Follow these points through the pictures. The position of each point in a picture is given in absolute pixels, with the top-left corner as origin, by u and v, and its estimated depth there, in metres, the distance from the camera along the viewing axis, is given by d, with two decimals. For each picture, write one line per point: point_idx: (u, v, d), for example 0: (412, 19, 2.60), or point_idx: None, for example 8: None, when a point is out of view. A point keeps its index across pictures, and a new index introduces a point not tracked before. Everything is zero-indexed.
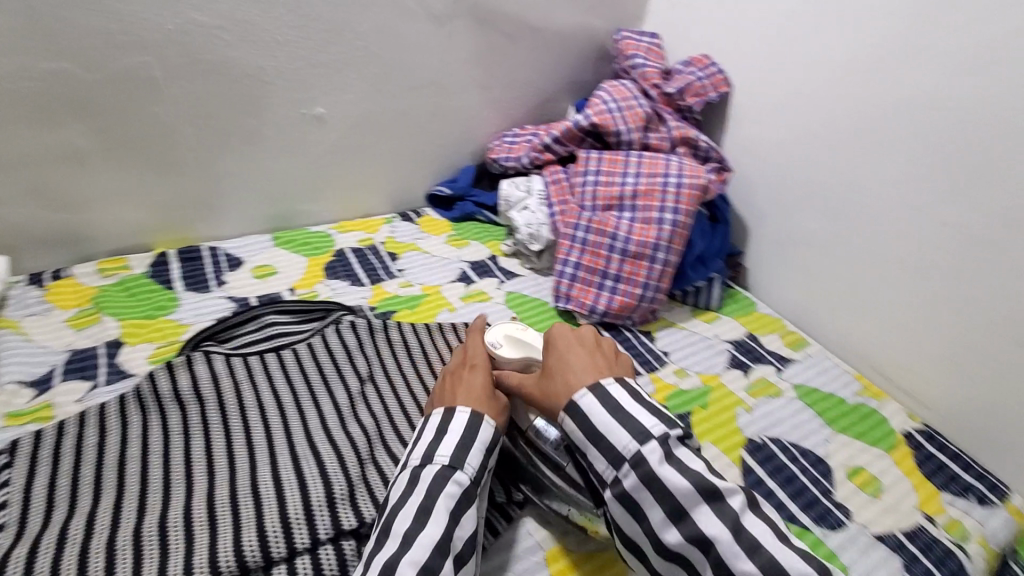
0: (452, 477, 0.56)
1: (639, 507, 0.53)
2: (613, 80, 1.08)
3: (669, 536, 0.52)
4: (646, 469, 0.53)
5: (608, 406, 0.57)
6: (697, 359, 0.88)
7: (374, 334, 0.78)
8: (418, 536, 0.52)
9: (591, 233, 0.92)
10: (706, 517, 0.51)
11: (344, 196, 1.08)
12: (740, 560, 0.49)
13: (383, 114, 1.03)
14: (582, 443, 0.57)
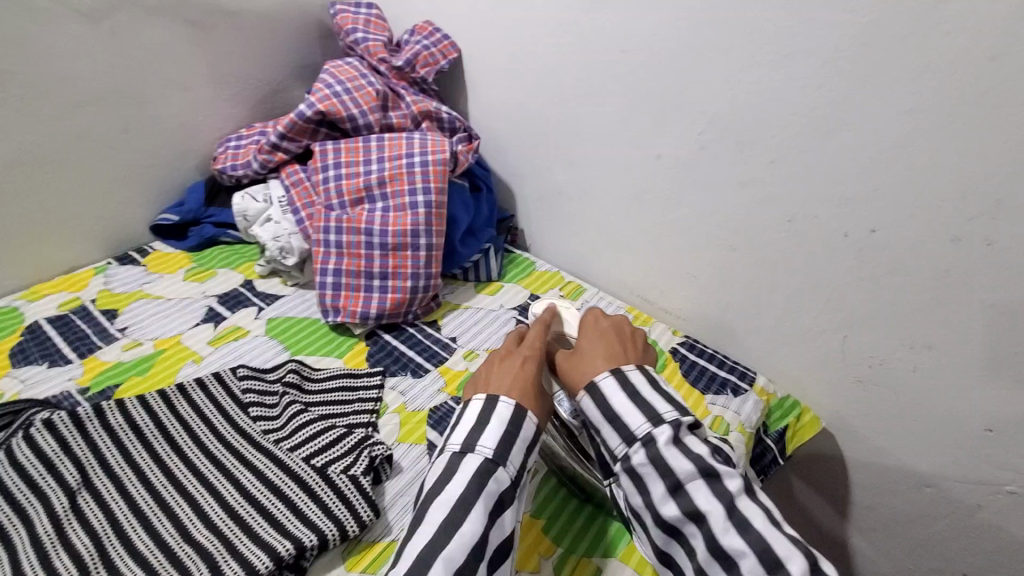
0: (498, 477, 0.51)
1: (647, 487, 0.51)
2: (335, 60, 0.97)
3: (667, 513, 0.50)
4: (653, 449, 0.51)
5: (631, 388, 0.54)
6: (484, 335, 0.86)
7: (82, 427, 0.63)
8: (449, 537, 0.47)
9: (344, 233, 0.83)
10: (709, 501, 0.49)
11: (26, 253, 0.86)
12: (729, 536, 0.47)
13: (46, 143, 0.82)
14: (596, 422, 0.55)
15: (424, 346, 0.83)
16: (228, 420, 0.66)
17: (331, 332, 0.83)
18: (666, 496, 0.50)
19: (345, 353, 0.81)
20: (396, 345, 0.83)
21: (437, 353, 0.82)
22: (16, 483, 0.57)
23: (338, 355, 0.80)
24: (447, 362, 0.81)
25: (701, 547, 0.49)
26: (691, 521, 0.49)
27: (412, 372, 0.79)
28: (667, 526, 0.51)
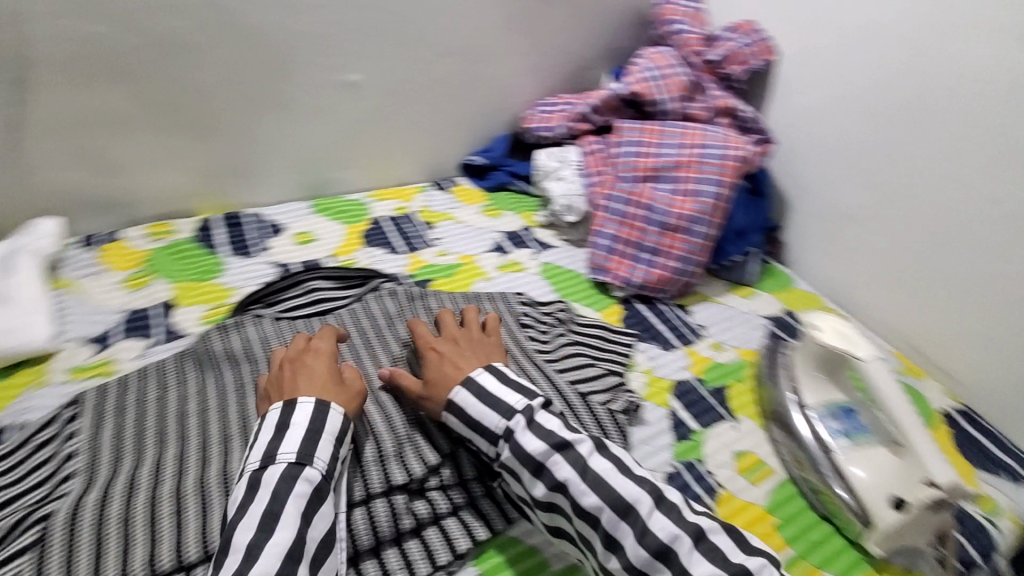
0: (305, 475, 0.52)
1: (519, 477, 0.57)
2: (652, 47, 1.04)
3: (538, 493, 0.56)
4: (513, 440, 0.57)
5: (479, 388, 0.60)
6: (733, 334, 0.88)
7: (413, 301, 0.81)
8: (264, 547, 0.47)
9: (629, 205, 0.91)
10: (566, 470, 0.55)
11: (377, 163, 1.08)
12: (586, 496, 0.53)
13: (418, 82, 1.02)
14: (463, 431, 0.60)
15: (674, 325, 0.88)
16: (513, 330, 0.78)
17: (593, 287, 0.92)
18: (533, 479, 0.56)
19: (603, 308, 0.89)
20: (649, 315, 0.88)
21: (687, 335, 0.86)
22: (370, 326, 0.76)
23: (596, 309, 0.88)
24: (695, 346, 0.85)
25: (567, 513, 0.55)
26: (558, 493, 0.55)
27: (662, 343, 0.84)
28: (542, 501, 0.56)
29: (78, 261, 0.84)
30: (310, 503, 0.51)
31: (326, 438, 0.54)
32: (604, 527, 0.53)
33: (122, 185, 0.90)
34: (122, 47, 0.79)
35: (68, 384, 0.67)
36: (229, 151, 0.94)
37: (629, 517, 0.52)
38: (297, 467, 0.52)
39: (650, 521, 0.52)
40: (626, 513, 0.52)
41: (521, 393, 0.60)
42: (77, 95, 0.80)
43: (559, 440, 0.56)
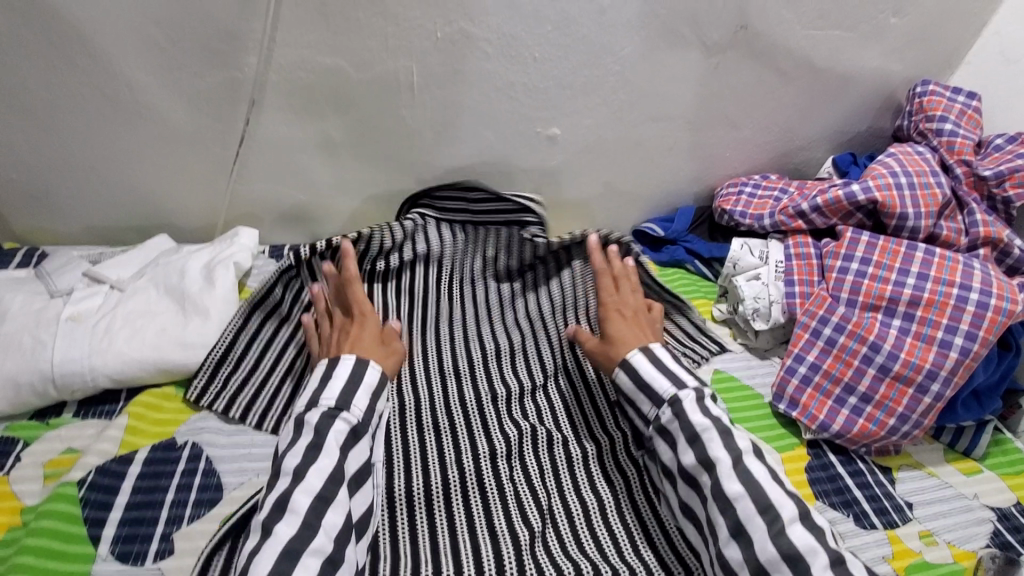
0: (341, 418, 0.59)
1: (673, 441, 0.61)
2: (903, 145, 0.87)
3: (686, 461, 0.59)
4: (679, 408, 0.61)
5: (661, 362, 0.66)
6: (949, 523, 0.71)
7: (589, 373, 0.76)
8: (309, 468, 0.54)
9: (843, 333, 0.76)
10: (721, 451, 0.57)
11: (552, 217, 1.03)
12: (730, 483, 0.55)
13: (617, 144, 0.94)
14: (631, 392, 0.66)
15: (874, 495, 0.72)
16: None
17: (776, 419, 0.78)
18: (685, 446, 0.59)
19: (785, 449, 0.75)
20: (842, 472, 0.74)
21: (890, 514, 0.70)
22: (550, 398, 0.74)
23: (777, 448, 0.75)
24: (899, 530, 0.69)
25: (704, 491, 0.57)
26: (705, 470, 0.57)
27: (855, 517, 0.70)
28: (688, 473, 0.59)
29: (263, 273, 0.88)
30: (344, 444, 0.58)
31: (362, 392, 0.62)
32: (736, 514, 0.54)
33: (315, 203, 0.94)
34: (349, 80, 0.80)
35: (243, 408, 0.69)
36: (416, 185, 0.94)
37: (766, 517, 0.53)
38: (334, 412, 0.59)
39: (786, 526, 0.52)
40: (767, 513, 0.53)
41: (677, 382, 0.64)
42: (300, 119, 0.83)
43: (719, 431, 0.58)
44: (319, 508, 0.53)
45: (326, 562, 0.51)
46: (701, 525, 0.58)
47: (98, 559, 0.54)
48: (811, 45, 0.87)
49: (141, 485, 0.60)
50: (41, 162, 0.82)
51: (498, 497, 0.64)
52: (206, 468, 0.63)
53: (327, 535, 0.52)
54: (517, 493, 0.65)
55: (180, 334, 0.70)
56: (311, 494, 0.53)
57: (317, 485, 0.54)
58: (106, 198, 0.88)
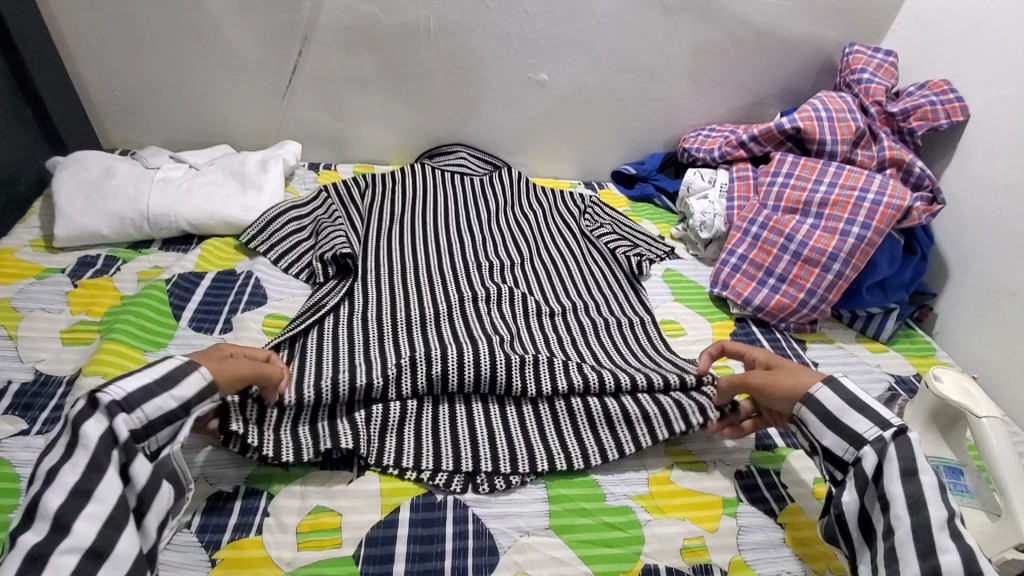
0: (121, 417, 0.51)
1: (883, 472, 0.55)
2: (830, 92, 1.05)
3: (892, 491, 0.53)
4: (905, 438, 0.55)
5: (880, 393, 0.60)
6: (848, 377, 0.86)
7: (542, 265, 0.98)
8: (56, 469, 0.47)
9: (766, 230, 0.94)
10: (937, 503, 0.51)
11: (541, 155, 1.23)
12: (943, 534, 0.50)
13: (595, 91, 1.14)
14: (838, 411, 0.60)
15: (785, 354, 0.88)
16: (623, 303, 0.91)
17: (712, 301, 0.95)
18: (901, 476, 0.53)
19: (716, 319, 0.92)
20: (761, 338, 0.90)
21: None
22: (512, 279, 0.93)
23: (710, 320, 0.92)
24: None
25: (904, 533, 0.51)
26: (908, 513, 0.52)
27: None
28: (882, 501, 0.54)
29: (304, 178, 1.09)
30: (102, 436, 0.49)
31: (167, 398, 0.54)
32: (937, 565, 0.49)
33: (348, 130, 1.16)
34: (378, 24, 1.02)
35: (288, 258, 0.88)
36: (429, 118, 1.15)
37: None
38: (116, 408, 0.51)
39: None
40: None
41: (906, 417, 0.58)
42: (339, 56, 1.06)
43: (939, 480, 0.53)
44: (109, 535, 0.47)
45: (85, 556, 0.45)
46: (878, 562, 0.53)
47: (179, 327, 0.74)
48: (753, 11, 1.07)
49: (208, 289, 0.80)
50: (139, 82, 1.06)
51: (480, 318, 0.83)
52: (254, 286, 0.82)
53: (89, 529, 0.46)
54: (492, 319, 0.83)
55: (241, 200, 0.91)
56: (67, 489, 0.47)
57: (76, 480, 0.47)
58: (186, 116, 1.11)
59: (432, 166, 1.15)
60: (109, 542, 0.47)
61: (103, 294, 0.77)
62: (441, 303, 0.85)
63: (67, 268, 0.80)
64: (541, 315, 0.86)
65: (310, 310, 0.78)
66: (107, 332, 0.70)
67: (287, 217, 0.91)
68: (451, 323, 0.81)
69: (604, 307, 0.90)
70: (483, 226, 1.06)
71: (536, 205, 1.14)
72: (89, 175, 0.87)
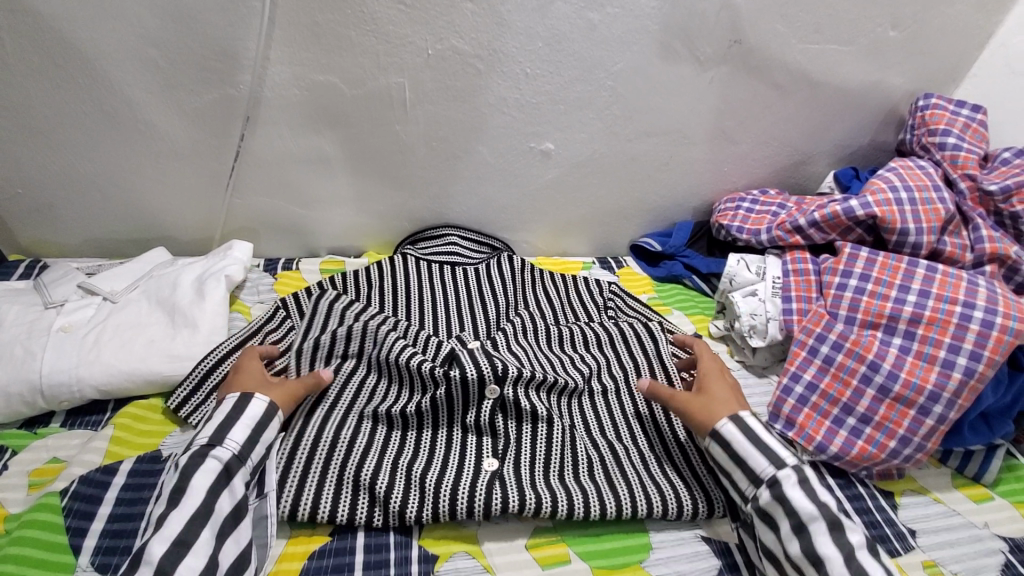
0: (214, 453, 0.56)
1: (776, 526, 0.58)
2: (905, 159, 0.85)
3: (792, 550, 0.56)
4: (778, 490, 0.58)
5: (753, 434, 0.62)
6: (958, 553, 0.67)
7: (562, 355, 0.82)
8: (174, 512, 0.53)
9: (840, 352, 0.74)
10: (830, 547, 0.54)
11: (547, 232, 1.03)
12: None
13: (611, 158, 0.94)
14: (724, 464, 0.63)
15: (873, 520, 0.69)
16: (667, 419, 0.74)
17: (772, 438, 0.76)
18: (790, 533, 0.56)
19: None
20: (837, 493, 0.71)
21: (890, 543, 0.67)
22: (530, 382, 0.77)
23: None
24: (901, 558, 0.66)
25: None
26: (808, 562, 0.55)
27: None
28: (793, 562, 0.56)
29: (257, 285, 0.89)
30: (216, 480, 0.55)
31: (243, 424, 0.59)
32: None
33: (312, 217, 0.95)
34: (341, 96, 0.81)
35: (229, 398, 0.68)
36: (410, 198, 0.95)
37: None
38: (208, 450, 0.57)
39: None
40: None
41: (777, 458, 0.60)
42: (294, 134, 0.84)
43: (829, 522, 0.55)
44: (176, 554, 0.50)
45: None
46: None
47: (78, 569, 0.54)
48: (807, 59, 0.86)
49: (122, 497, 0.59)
50: (44, 175, 0.84)
51: (479, 449, 0.69)
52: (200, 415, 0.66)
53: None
54: (489, 442, 0.70)
55: (170, 347, 0.70)
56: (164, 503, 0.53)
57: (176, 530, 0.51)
58: (110, 212, 0.90)
59: (415, 257, 0.93)
60: (173, 562, 0.50)
61: None
62: (432, 425, 0.70)
63: None
64: (546, 425, 0.72)
65: (288, 448, 0.64)
66: None
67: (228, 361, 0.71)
68: (441, 454, 0.67)
69: (618, 423, 0.75)
70: (481, 324, 0.87)
71: (543, 297, 0.93)
72: None
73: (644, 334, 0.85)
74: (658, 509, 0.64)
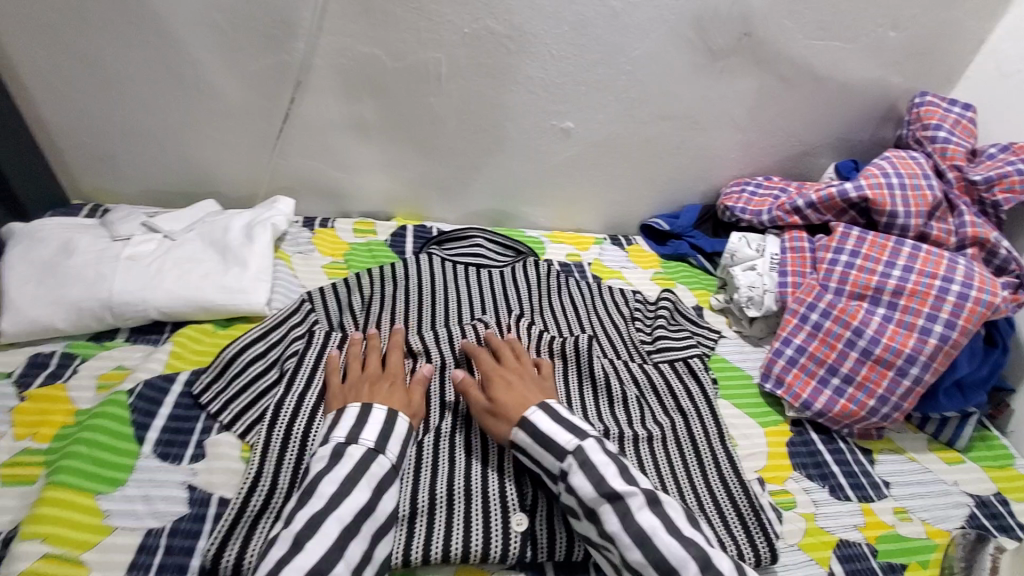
0: (379, 460, 0.58)
1: (576, 516, 0.59)
2: (899, 150, 0.92)
3: (590, 533, 0.58)
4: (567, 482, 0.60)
5: (555, 415, 0.64)
6: (926, 504, 0.73)
7: (579, 381, 0.80)
8: (341, 503, 0.54)
9: (829, 319, 0.82)
10: (615, 523, 0.56)
11: (563, 209, 1.11)
12: (630, 551, 0.54)
13: (626, 139, 1.01)
14: (532, 452, 0.63)
15: (852, 472, 0.76)
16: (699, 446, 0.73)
17: (763, 399, 0.83)
18: (585, 520, 0.58)
19: (769, 425, 0.79)
20: (821, 448, 0.78)
21: (865, 490, 0.74)
22: (549, 396, 0.76)
23: (760, 425, 0.79)
24: (874, 505, 0.72)
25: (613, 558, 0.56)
26: (607, 541, 0.56)
27: (831, 489, 0.74)
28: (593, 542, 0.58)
29: (297, 238, 0.97)
30: (379, 486, 0.57)
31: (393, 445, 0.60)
32: None
33: (349, 182, 1.04)
34: (383, 68, 0.89)
35: (247, 401, 0.68)
36: (439, 169, 1.03)
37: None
38: (372, 453, 0.59)
39: None
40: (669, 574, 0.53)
41: (576, 431, 0.62)
42: (339, 103, 0.93)
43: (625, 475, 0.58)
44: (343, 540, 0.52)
45: None
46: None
47: (143, 455, 0.62)
48: (810, 55, 0.93)
49: (179, 402, 0.68)
50: (109, 129, 0.93)
51: (505, 499, 0.64)
52: (231, 416, 0.67)
53: (316, 550, 0.51)
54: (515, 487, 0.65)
55: (222, 280, 0.78)
56: (336, 485, 0.55)
57: (335, 490, 0.55)
58: (165, 168, 0.99)
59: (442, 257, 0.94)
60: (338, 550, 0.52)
61: (53, 411, 0.65)
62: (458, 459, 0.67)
63: (14, 371, 0.68)
64: None
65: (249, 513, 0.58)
66: (53, 470, 0.59)
67: (250, 351, 0.73)
68: (474, 489, 0.65)
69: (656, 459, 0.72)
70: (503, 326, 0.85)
71: (569, 308, 0.92)
72: (46, 254, 0.75)
73: (687, 373, 0.81)
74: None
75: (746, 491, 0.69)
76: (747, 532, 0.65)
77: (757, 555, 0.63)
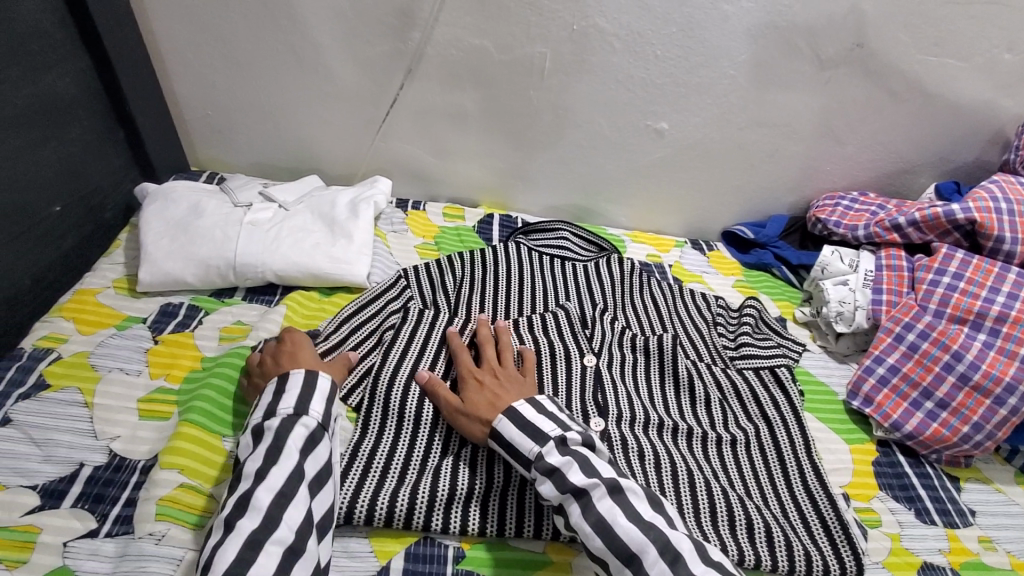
0: (304, 423, 0.59)
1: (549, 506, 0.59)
2: (1009, 176, 0.89)
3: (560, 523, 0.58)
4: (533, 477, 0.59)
5: (508, 412, 0.62)
6: (1015, 536, 0.71)
7: (662, 377, 0.81)
8: (267, 474, 0.54)
9: (926, 341, 0.80)
10: (578, 516, 0.56)
11: (646, 209, 1.12)
12: (592, 540, 0.55)
13: (720, 144, 1.01)
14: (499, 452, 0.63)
15: (938, 497, 0.74)
16: (785, 456, 0.74)
17: (849, 416, 0.81)
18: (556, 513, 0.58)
19: (854, 442, 0.78)
20: (907, 470, 0.77)
21: (951, 516, 0.72)
22: (633, 388, 0.78)
23: (845, 441, 0.78)
24: (959, 531, 0.71)
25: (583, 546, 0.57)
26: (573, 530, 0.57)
27: (916, 512, 0.72)
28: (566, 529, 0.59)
29: (391, 218, 1.02)
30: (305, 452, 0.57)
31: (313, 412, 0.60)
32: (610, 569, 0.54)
33: (443, 168, 1.08)
34: (490, 60, 0.93)
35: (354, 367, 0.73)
36: (530, 161, 1.05)
37: (635, 565, 0.53)
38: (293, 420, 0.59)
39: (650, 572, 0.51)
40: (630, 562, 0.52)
41: (535, 429, 0.60)
42: (443, 91, 0.97)
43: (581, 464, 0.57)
44: (279, 504, 0.53)
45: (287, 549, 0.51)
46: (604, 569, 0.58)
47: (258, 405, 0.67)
48: (924, 70, 0.91)
49: None
50: (232, 104, 1.00)
51: None
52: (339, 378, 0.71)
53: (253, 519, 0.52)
54: None
55: (330, 251, 0.83)
56: (254, 467, 0.55)
57: (257, 467, 0.55)
58: (276, 143, 1.05)
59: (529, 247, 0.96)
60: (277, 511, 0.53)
61: (183, 355, 0.71)
62: None
63: (149, 317, 0.76)
64: (661, 466, 0.69)
65: (358, 469, 0.63)
66: (186, 408, 0.64)
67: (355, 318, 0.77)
68: None
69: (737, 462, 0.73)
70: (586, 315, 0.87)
71: (651, 307, 0.92)
72: (178, 212, 0.82)
73: (774, 382, 0.81)
74: (783, 566, 0.63)
75: (832, 504, 0.69)
76: (833, 544, 0.65)
77: (843, 568, 0.63)
